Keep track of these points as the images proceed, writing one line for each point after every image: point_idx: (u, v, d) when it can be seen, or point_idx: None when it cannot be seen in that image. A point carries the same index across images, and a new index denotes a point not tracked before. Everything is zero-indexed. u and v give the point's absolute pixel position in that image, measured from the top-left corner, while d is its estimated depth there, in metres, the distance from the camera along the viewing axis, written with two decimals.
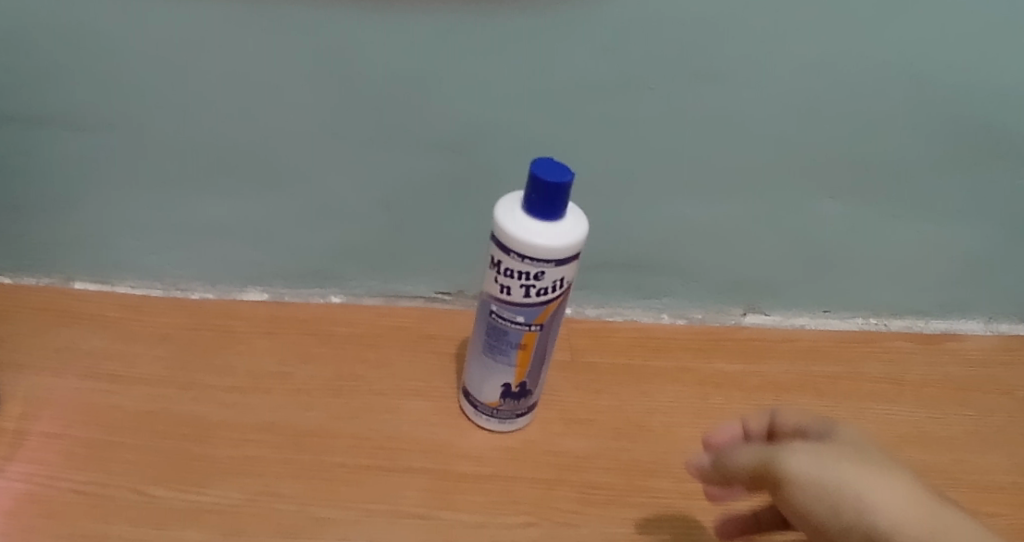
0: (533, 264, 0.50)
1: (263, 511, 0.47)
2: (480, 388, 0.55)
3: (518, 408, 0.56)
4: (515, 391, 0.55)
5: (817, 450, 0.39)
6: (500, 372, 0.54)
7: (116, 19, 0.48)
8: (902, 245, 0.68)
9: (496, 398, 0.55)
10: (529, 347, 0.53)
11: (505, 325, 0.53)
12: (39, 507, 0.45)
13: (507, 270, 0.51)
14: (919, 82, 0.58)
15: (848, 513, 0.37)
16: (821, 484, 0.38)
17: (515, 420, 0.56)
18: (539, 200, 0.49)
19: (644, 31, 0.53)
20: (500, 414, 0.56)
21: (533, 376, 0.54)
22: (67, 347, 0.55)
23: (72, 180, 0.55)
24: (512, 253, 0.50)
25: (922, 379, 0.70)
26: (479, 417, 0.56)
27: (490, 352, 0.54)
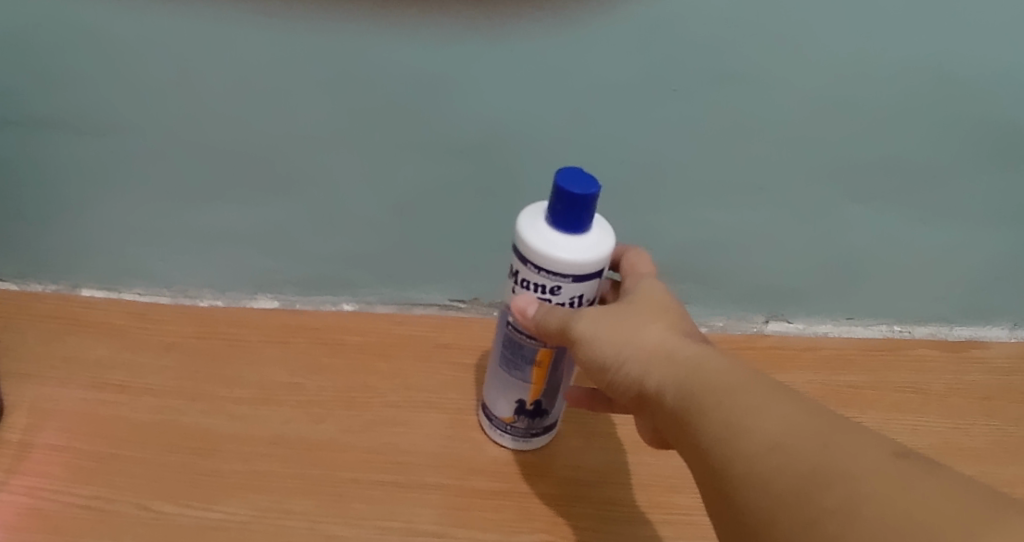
0: (549, 278, 0.48)
1: (273, 527, 0.50)
2: (496, 403, 0.56)
3: (532, 427, 0.56)
4: (530, 408, 0.55)
5: (601, 309, 0.46)
6: (515, 389, 0.54)
7: (149, 47, 0.52)
8: (930, 250, 0.65)
9: (510, 414, 0.55)
10: (544, 367, 0.52)
11: (521, 339, 0.51)
12: (43, 524, 0.49)
13: (525, 280, 0.49)
14: (945, 83, 0.55)
15: (615, 360, 0.44)
16: (597, 338, 0.45)
17: (529, 438, 0.56)
18: (561, 210, 0.47)
19: (650, 44, 0.53)
20: (514, 430, 0.56)
21: (549, 396, 0.54)
22: (72, 356, 0.60)
23: (79, 186, 0.58)
24: (529, 264, 0.48)
25: (946, 389, 0.69)
26: (494, 431, 0.57)
27: (507, 365, 0.53)
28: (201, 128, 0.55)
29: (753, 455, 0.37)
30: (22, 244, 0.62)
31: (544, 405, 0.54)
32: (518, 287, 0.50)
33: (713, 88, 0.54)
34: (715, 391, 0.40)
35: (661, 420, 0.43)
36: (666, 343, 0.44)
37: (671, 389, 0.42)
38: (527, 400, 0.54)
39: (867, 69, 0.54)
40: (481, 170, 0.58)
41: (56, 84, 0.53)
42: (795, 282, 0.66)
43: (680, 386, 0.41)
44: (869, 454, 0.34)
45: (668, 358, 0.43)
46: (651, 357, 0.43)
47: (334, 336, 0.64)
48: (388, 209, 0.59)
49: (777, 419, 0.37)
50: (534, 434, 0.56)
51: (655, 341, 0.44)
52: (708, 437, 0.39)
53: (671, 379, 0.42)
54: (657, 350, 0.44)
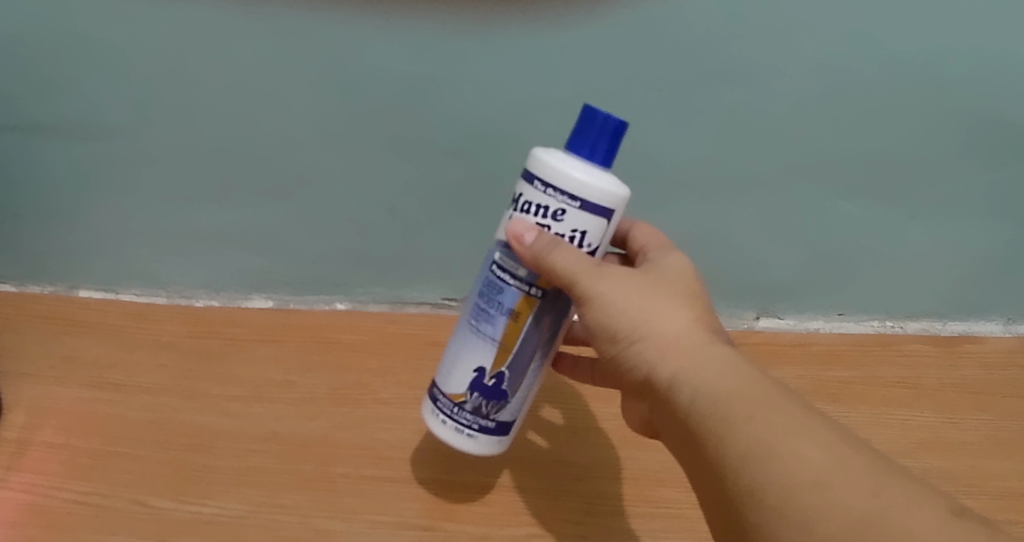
0: (555, 197, 0.45)
1: (263, 522, 0.55)
2: (446, 378, 0.49)
3: (486, 411, 0.49)
4: (487, 386, 0.49)
5: (625, 278, 0.45)
6: (474, 355, 0.49)
7: (142, 52, 0.53)
8: (921, 245, 0.65)
9: (461, 393, 0.49)
10: (520, 321, 0.48)
11: (504, 281, 0.48)
12: (41, 518, 0.54)
13: (526, 204, 0.46)
14: (927, 80, 0.56)
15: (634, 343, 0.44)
16: (618, 310, 0.44)
17: (477, 431, 0.49)
18: (585, 137, 0.46)
19: (634, 44, 0.53)
20: (461, 415, 0.49)
21: (511, 371, 0.48)
22: (70, 356, 0.63)
23: (72, 188, 0.59)
24: (536, 182, 0.46)
25: (938, 383, 0.69)
26: (440, 412, 0.49)
27: (474, 323, 0.49)
28: (195, 131, 0.56)
29: (791, 481, 0.39)
30: (20, 248, 0.63)
31: (503, 388, 0.49)
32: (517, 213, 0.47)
33: (700, 86, 0.55)
34: (747, 407, 0.41)
35: (672, 415, 0.44)
36: (691, 337, 0.44)
37: (691, 391, 0.43)
38: (486, 371, 0.48)
39: (850, 67, 0.55)
40: (471, 169, 0.58)
41: (48, 90, 0.55)
42: (787, 278, 0.67)
43: (704, 391, 0.42)
44: (922, 511, 0.37)
45: (692, 355, 0.44)
46: (675, 349, 0.44)
47: (328, 335, 0.65)
48: (382, 209, 0.60)
49: (817, 451, 0.39)
50: (483, 428, 0.49)
51: (679, 331, 0.44)
52: (739, 451, 0.40)
53: (696, 378, 0.43)
54: (682, 342, 0.44)
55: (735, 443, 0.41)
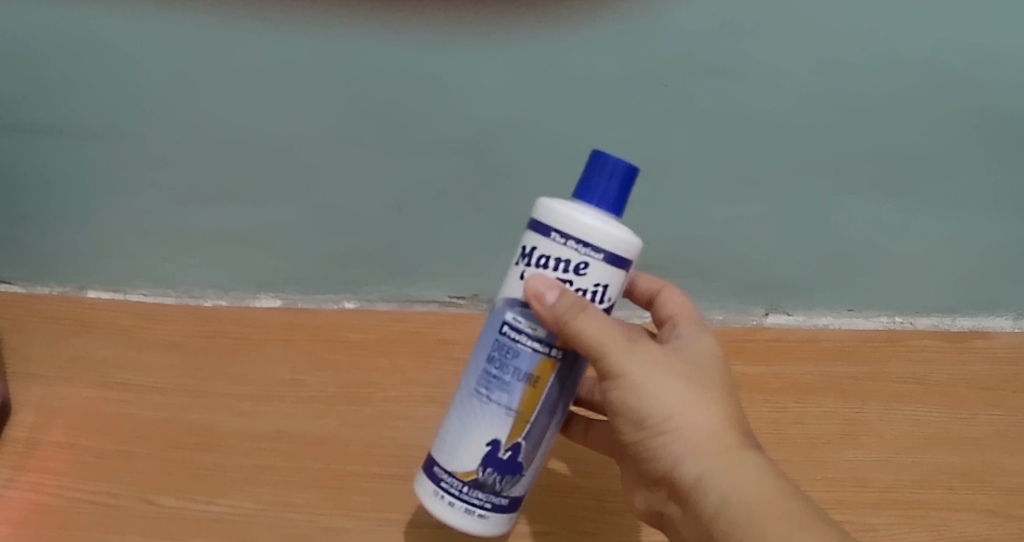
0: (576, 249, 0.45)
1: (273, 519, 0.58)
2: (456, 454, 0.48)
3: (500, 487, 0.48)
4: (502, 459, 0.48)
5: (659, 368, 0.46)
6: (488, 427, 0.47)
7: (146, 54, 0.53)
8: (929, 240, 0.64)
9: (474, 469, 0.47)
10: (539, 386, 0.47)
11: (519, 344, 0.47)
12: (54, 517, 0.56)
13: (544, 258, 0.46)
14: (933, 73, 0.55)
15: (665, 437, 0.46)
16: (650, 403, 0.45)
17: (486, 510, 0.48)
18: (595, 186, 0.46)
19: (637, 39, 0.53)
20: (472, 494, 0.48)
21: (527, 442, 0.48)
22: (79, 357, 0.63)
23: (77, 191, 0.60)
24: (553, 234, 0.45)
25: (948, 379, 0.69)
26: (448, 494, 0.48)
27: (485, 392, 0.47)
28: (199, 131, 0.56)
29: None
30: (27, 250, 0.63)
31: (518, 460, 0.48)
32: (534, 267, 0.46)
33: (704, 81, 0.55)
34: (775, 514, 0.43)
35: (695, 509, 0.46)
36: (720, 432, 0.46)
37: (717, 494, 0.45)
38: (501, 444, 0.47)
39: (854, 62, 0.55)
40: (473, 165, 0.58)
41: (51, 93, 0.55)
42: (795, 275, 0.66)
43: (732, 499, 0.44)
44: None
45: (720, 453, 0.45)
46: (703, 442, 0.45)
47: (333, 334, 0.64)
48: (388, 207, 0.60)
49: None
50: (495, 506, 0.48)
51: (709, 425, 0.46)
52: None
53: (720, 476, 0.45)
54: (711, 436, 0.45)
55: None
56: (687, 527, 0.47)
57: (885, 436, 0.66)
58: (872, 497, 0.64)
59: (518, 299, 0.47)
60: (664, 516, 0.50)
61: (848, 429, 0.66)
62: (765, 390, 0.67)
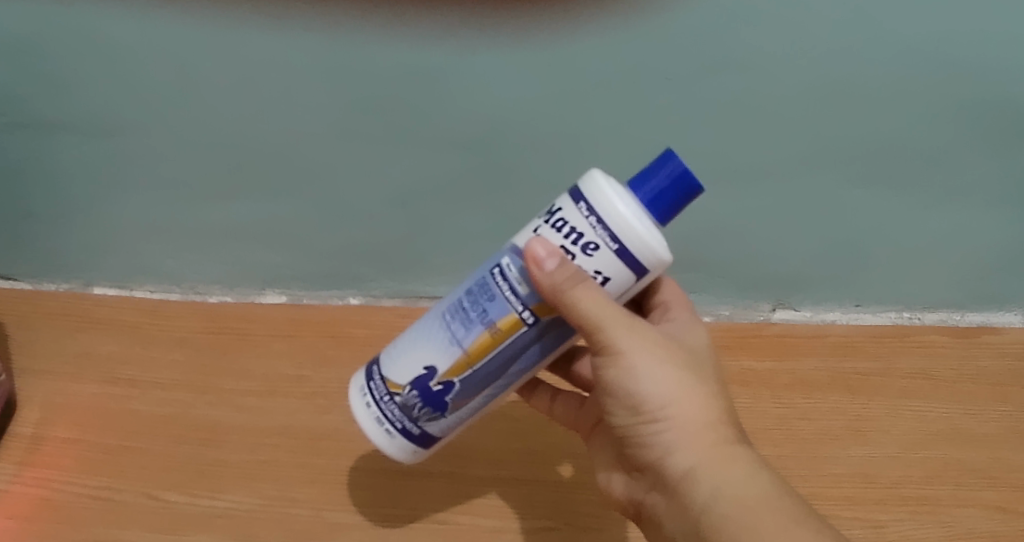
0: (595, 230, 0.43)
1: (278, 514, 0.57)
2: (394, 361, 0.48)
3: (419, 415, 0.48)
4: (430, 389, 0.47)
5: (656, 352, 0.45)
6: (431, 350, 0.47)
7: (143, 48, 0.52)
8: (937, 234, 0.64)
9: (399, 384, 0.48)
10: (496, 338, 0.46)
11: (497, 290, 0.45)
12: (57, 513, 0.56)
13: (562, 223, 0.44)
14: (951, 65, 0.54)
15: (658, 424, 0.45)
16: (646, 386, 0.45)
17: (397, 426, 0.48)
18: (654, 184, 0.43)
19: (645, 35, 0.52)
20: (391, 407, 0.48)
21: (461, 386, 0.47)
22: (85, 352, 0.64)
23: (80, 186, 0.60)
24: (581, 203, 0.43)
25: (956, 374, 0.69)
26: (375, 395, 0.48)
27: (447, 317, 0.47)
28: (200, 126, 0.56)
29: None
30: (34, 245, 0.63)
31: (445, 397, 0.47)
32: (549, 227, 0.44)
33: (711, 73, 0.53)
34: (767, 510, 0.42)
35: (682, 497, 0.45)
36: (714, 424, 0.45)
37: (707, 484, 0.44)
38: (436, 374, 0.47)
39: (868, 54, 0.53)
40: (478, 160, 0.57)
41: (51, 89, 0.54)
42: (799, 269, 0.66)
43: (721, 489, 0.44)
44: None
45: (713, 445, 0.45)
46: (697, 432, 0.45)
47: (341, 330, 0.66)
48: (390, 201, 0.60)
49: None
50: (405, 430, 0.48)
51: (703, 415, 0.45)
52: None
53: (711, 466, 0.44)
54: (705, 427, 0.45)
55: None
56: (670, 516, 0.47)
57: (894, 432, 0.65)
58: (880, 493, 0.62)
59: (520, 250, 0.45)
60: (646, 504, 0.50)
61: (856, 425, 0.65)
62: (772, 385, 0.67)
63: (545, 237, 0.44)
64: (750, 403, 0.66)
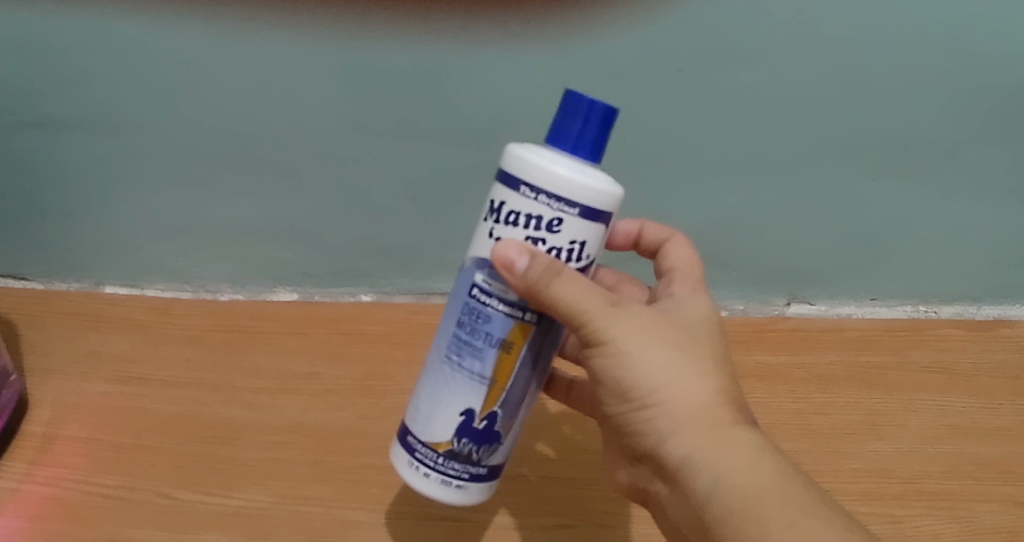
0: (548, 206, 0.42)
1: (290, 513, 0.57)
2: (429, 423, 0.46)
3: (478, 457, 0.46)
4: (476, 429, 0.46)
5: (646, 337, 0.44)
6: (460, 395, 0.45)
7: (151, 44, 0.52)
8: (953, 227, 0.63)
9: (448, 440, 0.46)
10: (513, 352, 0.45)
11: (489, 308, 0.45)
12: (69, 512, 0.56)
13: (514, 215, 0.43)
14: (966, 54, 0.53)
15: (654, 412, 0.44)
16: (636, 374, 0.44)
17: (463, 479, 0.46)
18: (578, 130, 0.43)
19: (657, 25, 0.51)
20: (449, 466, 0.46)
21: (503, 411, 0.46)
22: (96, 351, 0.64)
23: (89, 184, 0.59)
24: (524, 188, 0.43)
25: (972, 368, 0.68)
26: (424, 467, 0.46)
27: (456, 358, 0.45)
28: (210, 122, 0.55)
29: None
30: (44, 244, 0.63)
31: (494, 428, 0.46)
32: (504, 225, 0.44)
33: (724, 65, 0.53)
34: (768, 495, 0.42)
35: (683, 486, 0.45)
36: (711, 407, 0.44)
37: (706, 473, 0.43)
38: (476, 413, 0.45)
39: (878, 43, 0.52)
40: (490, 155, 0.57)
41: (60, 86, 0.54)
42: (813, 262, 0.65)
43: (722, 478, 0.43)
44: None
45: (709, 428, 0.44)
46: (691, 417, 0.44)
47: (352, 327, 0.66)
48: (398, 197, 0.59)
49: None
50: (473, 476, 0.46)
51: (698, 399, 0.44)
52: None
53: (710, 454, 0.43)
54: (701, 411, 0.44)
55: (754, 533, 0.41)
56: (675, 505, 0.46)
57: (910, 426, 0.65)
58: (897, 488, 0.61)
59: (488, 260, 0.44)
60: (649, 492, 0.49)
61: (873, 419, 0.65)
62: (788, 380, 0.66)
63: (506, 236, 0.44)
64: (766, 398, 0.65)
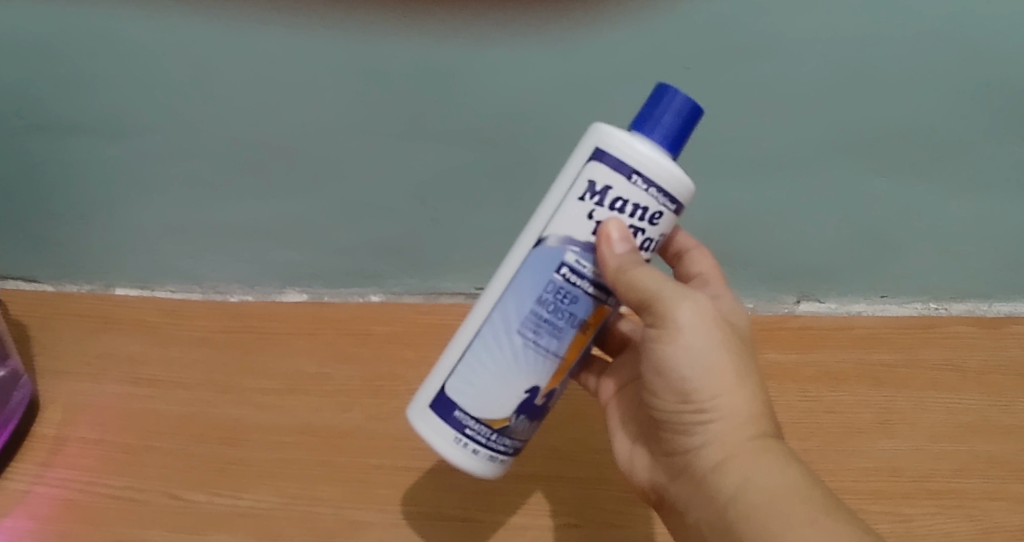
0: (656, 199, 0.44)
1: (299, 513, 0.57)
2: (488, 399, 0.46)
3: (523, 433, 0.48)
4: (534, 405, 0.47)
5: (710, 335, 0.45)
6: (527, 373, 0.46)
7: (160, 46, 0.52)
8: (964, 224, 0.62)
9: (505, 417, 0.47)
10: (586, 333, 0.47)
11: (576, 289, 0.45)
12: (78, 513, 0.56)
13: (620, 202, 0.44)
14: (978, 50, 0.53)
15: (700, 407, 0.45)
16: (691, 367, 0.45)
17: (505, 454, 0.48)
18: (668, 123, 0.43)
19: (664, 24, 0.51)
20: (498, 441, 0.47)
21: (560, 387, 0.48)
22: (106, 354, 0.64)
23: (98, 186, 0.60)
24: (635, 176, 0.44)
25: (983, 365, 0.67)
26: (474, 444, 0.47)
27: (530, 335, 0.46)
28: (217, 124, 0.56)
29: None
30: (55, 246, 0.64)
31: (546, 404, 0.48)
32: (607, 209, 0.44)
33: (732, 62, 0.52)
34: (797, 499, 0.42)
35: (710, 485, 0.45)
36: (756, 415, 0.45)
37: (736, 473, 0.44)
38: (539, 390, 0.47)
39: (891, 39, 0.52)
40: (499, 154, 0.57)
41: (68, 90, 0.54)
42: (824, 259, 0.65)
43: (750, 481, 0.44)
44: None
45: (750, 433, 0.45)
46: (735, 418, 0.45)
47: (361, 327, 0.66)
48: (410, 196, 0.59)
49: None
50: (514, 450, 0.48)
51: (747, 403, 0.45)
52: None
53: (744, 457, 0.44)
54: (748, 416, 0.45)
55: (779, 532, 0.41)
56: (693, 503, 0.47)
57: (921, 425, 0.64)
58: (907, 487, 0.61)
59: (587, 241, 0.45)
60: (667, 490, 0.49)
61: (883, 417, 0.64)
62: (798, 378, 0.66)
63: (606, 220, 0.44)
64: (775, 397, 0.65)
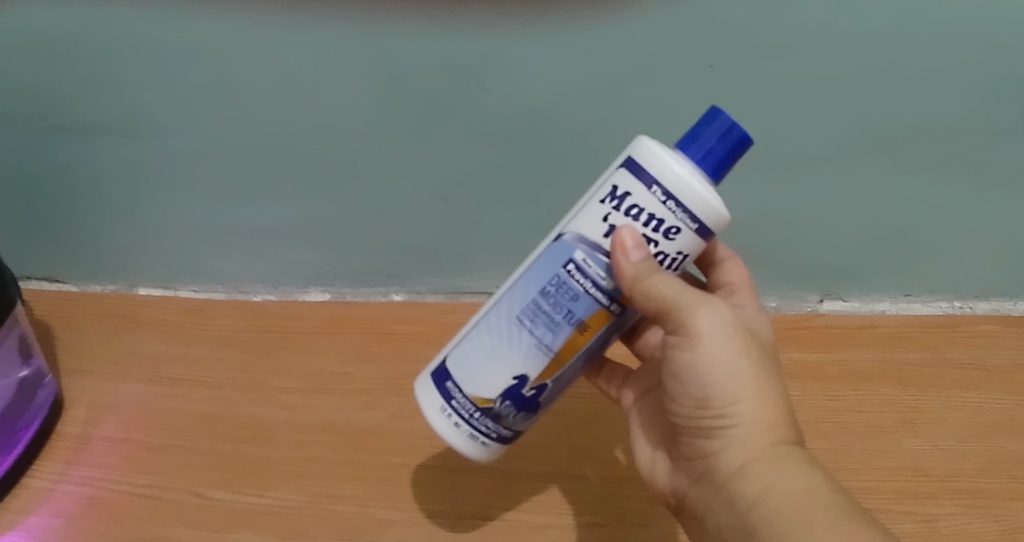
0: (673, 213, 0.43)
1: (322, 512, 0.56)
2: (475, 376, 0.46)
3: (511, 421, 0.47)
4: (522, 395, 0.47)
5: (730, 341, 0.44)
6: (518, 359, 0.46)
7: (182, 47, 0.52)
8: (989, 221, 0.62)
9: (490, 399, 0.46)
10: (585, 334, 0.46)
11: (578, 287, 0.45)
12: (102, 511, 0.56)
13: (636, 210, 0.43)
14: (1003, 46, 0.52)
15: (721, 413, 0.45)
16: (712, 374, 0.44)
17: (490, 436, 0.47)
18: (711, 145, 0.43)
19: (687, 22, 0.50)
20: (481, 421, 0.47)
21: (553, 384, 0.47)
22: (131, 353, 0.65)
23: (120, 187, 0.60)
24: (655, 188, 0.43)
25: (1009, 364, 0.67)
26: (460, 415, 0.47)
27: (527, 323, 0.46)
28: (238, 123, 0.56)
29: None
30: (80, 247, 0.64)
31: (538, 398, 0.47)
32: (623, 215, 0.44)
33: (756, 60, 0.52)
34: (820, 505, 0.42)
35: (732, 493, 0.45)
36: (777, 421, 0.45)
37: (757, 480, 0.44)
38: (528, 381, 0.46)
39: (916, 35, 0.51)
40: (519, 153, 0.57)
41: (91, 91, 0.54)
42: (847, 258, 0.64)
43: (771, 488, 0.43)
44: None
45: (771, 439, 0.44)
46: (757, 425, 0.44)
47: (384, 327, 0.66)
48: (431, 195, 0.59)
49: None
50: (498, 437, 0.47)
51: (768, 410, 0.45)
52: None
53: (765, 464, 0.44)
54: (769, 423, 0.44)
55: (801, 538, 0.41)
56: (714, 511, 0.46)
57: (947, 424, 0.64)
58: (933, 486, 0.60)
59: (597, 242, 0.44)
60: (688, 496, 0.49)
61: (909, 416, 0.64)
62: (822, 377, 0.65)
63: (620, 225, 0.44)
64: (799, 396, 0.64)
